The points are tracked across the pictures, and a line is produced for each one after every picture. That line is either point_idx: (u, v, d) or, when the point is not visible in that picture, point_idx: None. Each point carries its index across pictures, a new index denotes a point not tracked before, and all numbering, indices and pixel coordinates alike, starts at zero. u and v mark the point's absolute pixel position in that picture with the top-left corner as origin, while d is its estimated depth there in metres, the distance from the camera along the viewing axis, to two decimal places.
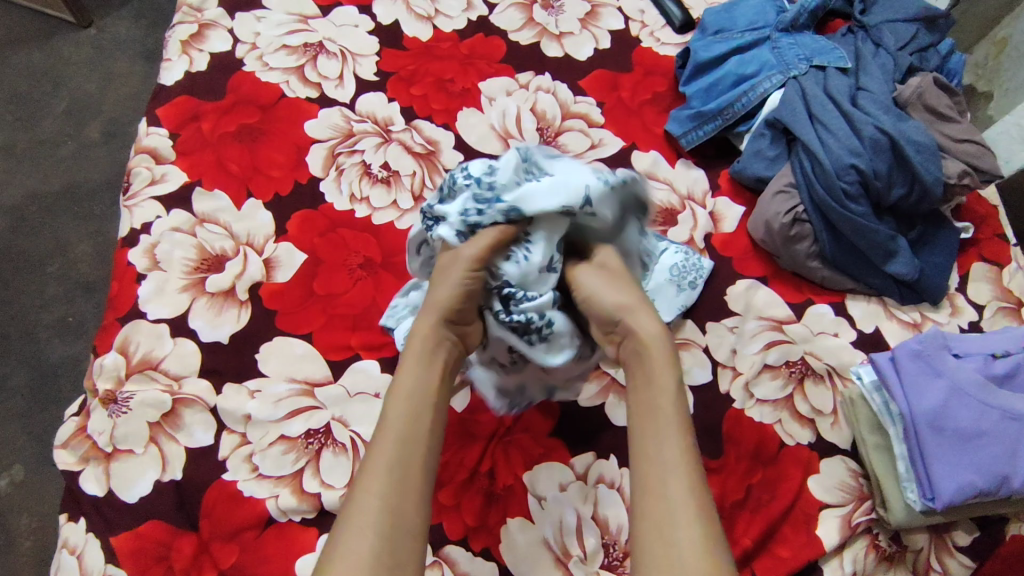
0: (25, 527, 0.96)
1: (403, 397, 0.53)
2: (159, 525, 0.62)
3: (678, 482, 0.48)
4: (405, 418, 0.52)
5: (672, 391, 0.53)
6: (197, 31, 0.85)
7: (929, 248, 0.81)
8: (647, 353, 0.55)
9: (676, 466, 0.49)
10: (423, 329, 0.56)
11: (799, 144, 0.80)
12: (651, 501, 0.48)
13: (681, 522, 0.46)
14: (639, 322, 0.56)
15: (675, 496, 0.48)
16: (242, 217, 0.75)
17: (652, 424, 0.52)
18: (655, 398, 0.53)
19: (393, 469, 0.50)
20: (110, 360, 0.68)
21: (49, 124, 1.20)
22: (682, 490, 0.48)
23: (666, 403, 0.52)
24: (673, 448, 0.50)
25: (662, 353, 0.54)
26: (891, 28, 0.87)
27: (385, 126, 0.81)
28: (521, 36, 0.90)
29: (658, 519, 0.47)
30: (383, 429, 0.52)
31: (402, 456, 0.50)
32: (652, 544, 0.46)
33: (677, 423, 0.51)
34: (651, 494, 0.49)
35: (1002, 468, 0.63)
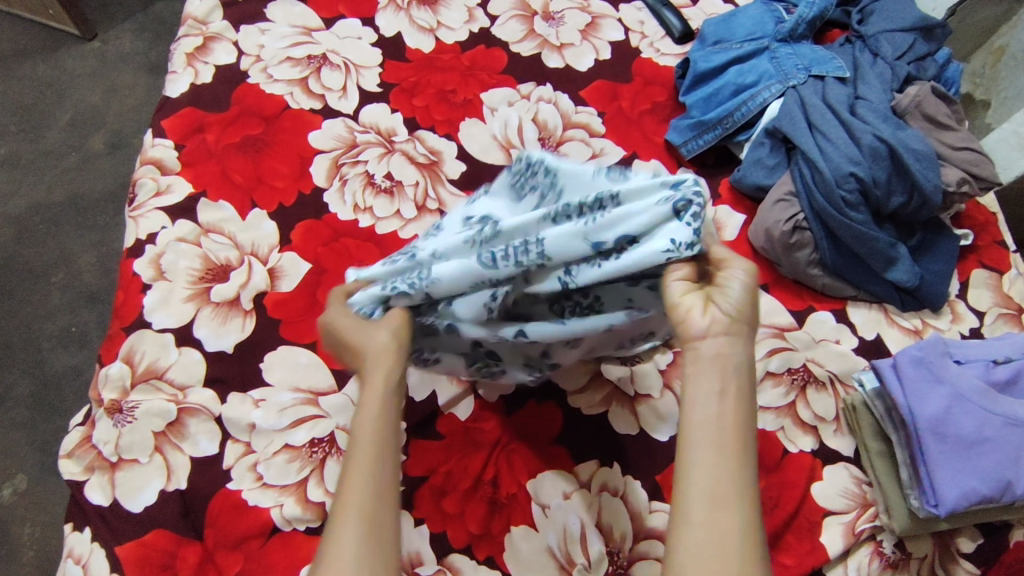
0: (27, 537, 0.96)
1: (370, 410, 0.50)
2: (164, 534, 0.62)
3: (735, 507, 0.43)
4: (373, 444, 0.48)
5: (742, 404, 0.46)
6: (202, 44, 0.86)
7: (929, 255, 0.81)
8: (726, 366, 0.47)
9: (740, 483, 0.44)
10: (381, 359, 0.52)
11: (799, 153, 0.80)
12: (707, 518, 0.43)
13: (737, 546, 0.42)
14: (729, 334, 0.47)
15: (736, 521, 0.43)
16: (247, 227, 0.76)
17: (717, 437, 0.45)
18: (724, 411, 0.45)
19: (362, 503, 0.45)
20: (116, 370, 0.68)
21: (52, 135, 1.21)
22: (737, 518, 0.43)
23: (732, 417, 0.45)
24: (738, 464, 0.44)
25: (738, 359, 0.47)
26: (888, 38, 0.87)
27: (388, 136, 0.82)
28: (522, 47, 0.91)
29: (716, 532, 0.42)
30: (353, 439, 0.49)
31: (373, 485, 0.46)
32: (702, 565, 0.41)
33: (742, 439, 0.45)
34: (712, 511, 0.43)
35: (1004, 474, 0.63)
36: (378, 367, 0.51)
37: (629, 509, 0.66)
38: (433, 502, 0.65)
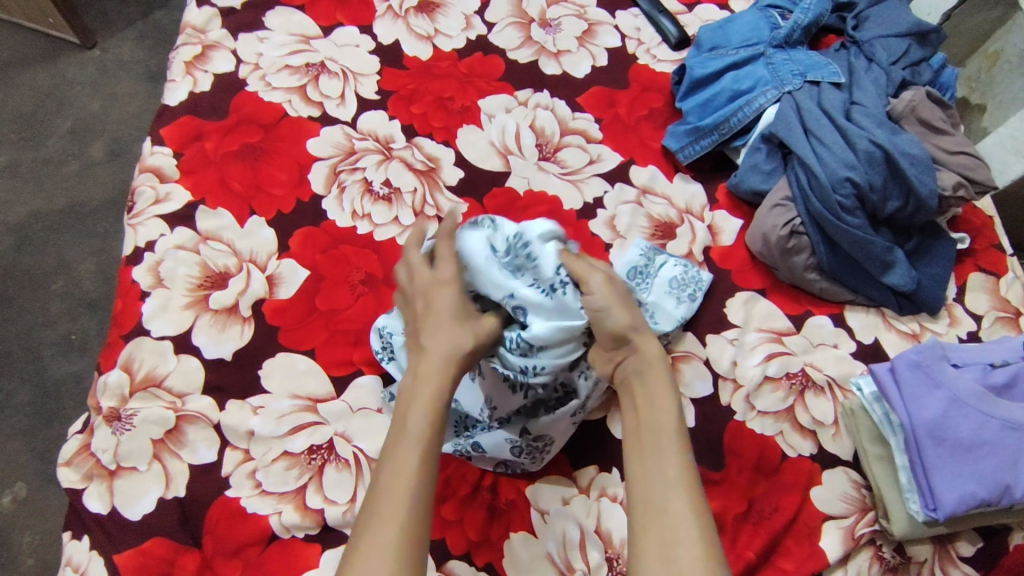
0: (26, 545, 0.95)
1: (422, 410, 0.55)
2: (162, 542, 0.62)
3: (677, 498, 0.51)
4: (412, 472, 0.52)
5: (671, 411, 0.57)
6: (201, 52, 0.86)
7: (926, 259, 0.81)
8: (647, 377, 0.59)
9: (677, 483, 0.52)
10: (429, 387, 0.57)
11: (795, 158, 0.81)
12: (650, 515, 0.51)
13: (682, 536, 0.49)
14: (637, 359, 0.60)
15: (676, 516, 0.50)
16: (246, 234, 0.76)
17: (653, 440, 0.55)
18: (658, 415, 0.57)
19: (393, 526, 0.49)
20: (114, 378, 0.68)
21: (52, 143, 1.22)
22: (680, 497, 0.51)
23: (668, 420, 0.56)
24: (668, 465, 0.53)
25: (655, 378, 0.59)
26: (883, 43, 0.88)
27: (386, 143, 0.83)
28: (519, 54, 0.91)
29: (661, 527, 0.50)
30: (400, 438, 0.54)
31: (401, 510, 0.50)
32: (652, 555, 0.49)
33: (675, 446, 0.55)
34: (650, 508, 0.51)
35: (1003, 477, 0.63)
36: (435, 375, 0.57)
37: None
38: (432, 509, 0.65)
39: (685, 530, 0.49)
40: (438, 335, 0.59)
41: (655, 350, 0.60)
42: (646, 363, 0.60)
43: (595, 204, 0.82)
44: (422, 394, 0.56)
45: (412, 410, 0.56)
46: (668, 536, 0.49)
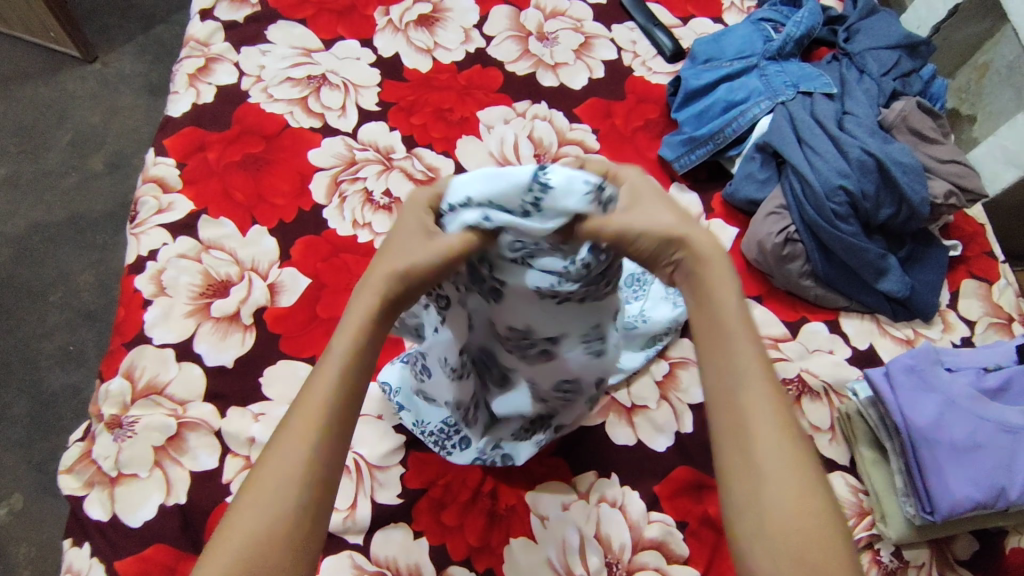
0: (23, 557, 0.95)
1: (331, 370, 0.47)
2: (163, 549, 0.62)
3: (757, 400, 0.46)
4: (313, 425, 0.46)
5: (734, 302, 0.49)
6: (204, 65, 0.87)
7: (919, 266, 0.82)
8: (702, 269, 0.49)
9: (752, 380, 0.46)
10: (363, 302, 0.49)
11: (789, 167, 0.82)
12: (727, 426, 0.46)
13: (762, 437, 0.45)
14: (691, 242, 0.49)
15: (750, 413, 0.45)
16: (247, 243, 0.77)
17: (715, 335, 0.48)
18: (720, 310, 0.49)
19: (285, 480, 0.44)
20: (116, 385, 0.68)
21: (52, 156, 1.23)
22: (756, 397, 0.46)
23: (731, 317, 0.48)
24: (742, 358, 0.47)
25: (718, 266, 0.49)
26: (874, 55, 0.90)
27: (386, 154, 0.84)
28: (517, 67, 0.93)
29: (739, 429, 0.46)
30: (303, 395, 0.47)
31: (293, 475, 0.44)
32: (729, 460, 0.46)
33: (745, 331, 0.48)
34: (727, 412, 0.46)
35: (997, 480, 0.64)
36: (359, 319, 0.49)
37: (628, 520, 0.67)
38: (432, 515, 0.65)
39: (764, 438, 0.45)
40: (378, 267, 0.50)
41: (672, 219, 0.49)
42: (709, 258, 0.49)
43: None
44: (353, 311, 0.49)
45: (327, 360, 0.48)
46: (750, 442, 0.45)
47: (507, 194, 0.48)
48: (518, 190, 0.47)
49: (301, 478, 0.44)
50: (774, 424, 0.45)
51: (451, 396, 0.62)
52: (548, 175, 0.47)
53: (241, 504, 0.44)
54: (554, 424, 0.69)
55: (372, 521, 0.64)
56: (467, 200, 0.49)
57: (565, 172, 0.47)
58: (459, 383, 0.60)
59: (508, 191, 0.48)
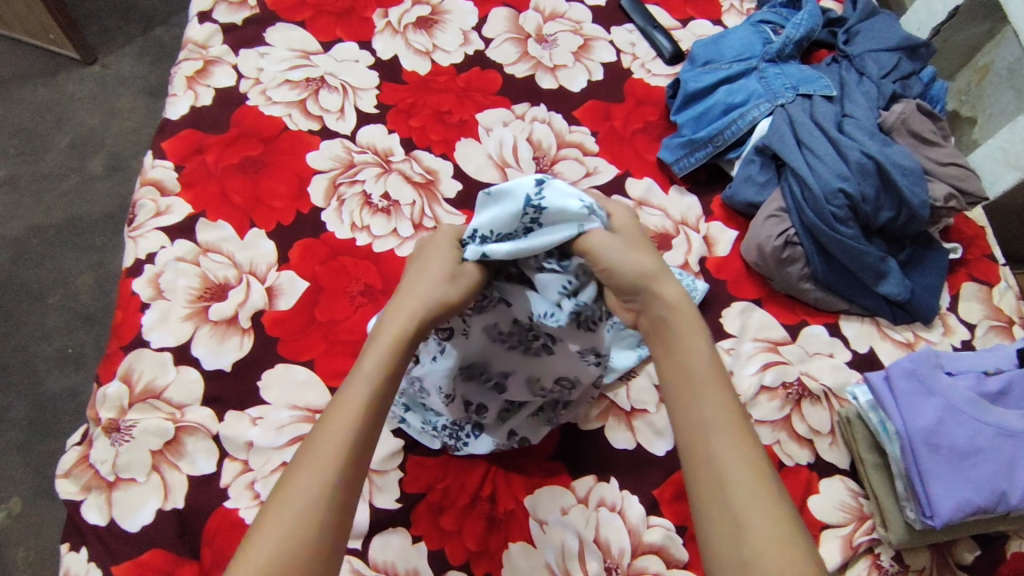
0: (21, 560, 0.95)
1: (360, 390, 0.51)
2: (161, 554, 0.62)
3: (727, 439, 0.49)
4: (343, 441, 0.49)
5: (703, 353, 0.53)
6: (202, 68, 0.87)
7: (919, 269, 0.82)
8: (672, 320, 0.54)
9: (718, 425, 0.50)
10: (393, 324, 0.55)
11: (789, 170, 0.82)
12: (702, 465, 0.49)
13: (736, 477, 0.47)
14: (659, 289, 0.55)
15: (723, 451, 0.49)
16: (246, 246, 0.77)
17: (686, 384, 0.52)
18: (688, 358, 0.53)
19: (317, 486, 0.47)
20: (114, 389, 0.68)
21: (51, 158, 1.22)
22: (727, 442, 0.49)
23: (699, 364, 0.52)
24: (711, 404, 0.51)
25: (687, 317, 0.54)
26: (874, 57, 0.90)
27: (385, 156, 0.84)
28: (516, 69, 0.93)
29: (715, 467, 0.48)
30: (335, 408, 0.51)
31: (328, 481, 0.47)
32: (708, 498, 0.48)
33: (710, 379, 0.52)
34: (700, 455, 0.49)
35: (998, 484, 0.64)
36: (389, 335, 0.54)
37: (627, 524, 0.66)
38: (430, 519, 0.65)
39: (739, 478, 0.47)
40: (414, 286, 0.56)
41: (650, 265, 0.56)
42: (681, 308, 0.55)
43: None
44: (386, 332, 0.54)
45: (359, 373, 0.53)
46: (727, 481, 0.47)
47: (511, 219, 0.57)
48: (524, 211, 0.56)
49: (335, 486, 0.48)
50: (748, 462, 0.48)
51: (448, 414, 0.65)
52: (542, 196, 0.56)
53: (276, 509, 0.46)
54: (567, 409, 0.70)
55: (369, 525, 0.64)
56: (481, 229, 0.58)
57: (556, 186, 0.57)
58: (450, 405, 0.64)
59: (512, 215, 0.56)
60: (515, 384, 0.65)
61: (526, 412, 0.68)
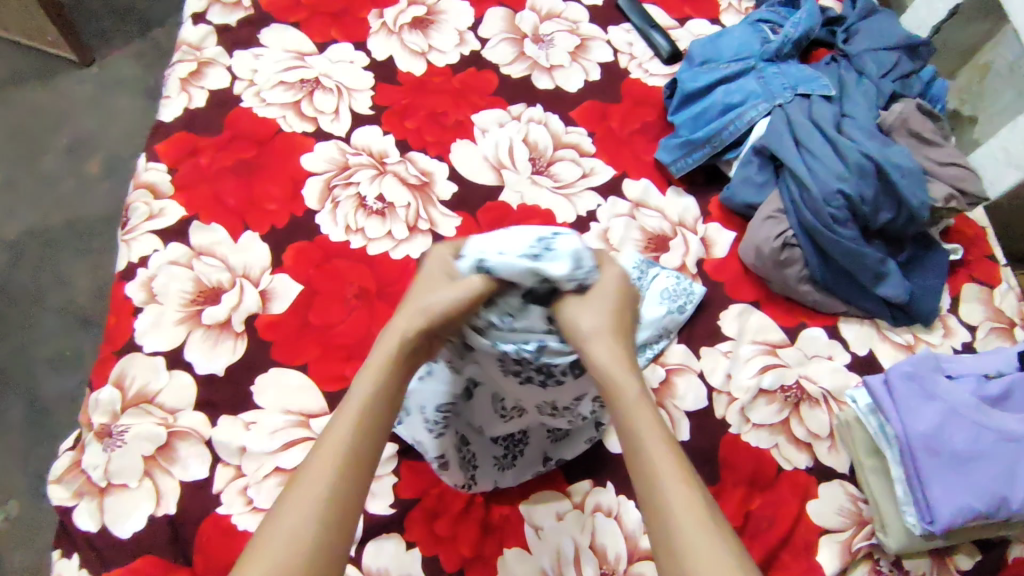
0: (19, 564, 0.95)
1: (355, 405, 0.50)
2: (152, 560, 0.62)
3: (681, 506, 0.46)
4: (338, 454, 0.48)
5: (643, 403, 0.50)
6: (196, 69, 0.87)
7: (919, 270, 0.81)
8: (609, 373, 0.51)
9: (671, 480, 0.47)
10: (400, 323, 0.53)
11: (787, 170, 0.81)
12: (661, 533, 0.46)
13: (694, 545, 0.44)
14: (594, 349, 0.52)
15: (679, 517, 0.45)
16: (239, 249, 0.76)
17: (632, 442, 0.49)
18: (630, 417, 0.50)
19: (302, 517, 0.45)
20: (106, 395, 0.67)
21: (49, 160, 1.22)
22: (679, 496, 0.46)
23: (643, 419, 0.49)
24: (660, 459, 0.48)
25: (623, 371, 0.51)
26: (873, 56, 0.89)
27: (379, 158, 0.83)
28: (513, 69, 0.92)
29: (671, 535, 0.45)
30: (343, 409, 0.50)
31: (305, 523, 0.45)
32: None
33: (656, 431, 0.49)
34: (656, 517, 0.46)
35: (999, 490, 0.63)
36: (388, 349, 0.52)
37: (623, 529, 0.66)
38: (425, 525, 0.64)
39: (696, 545, 0.44)
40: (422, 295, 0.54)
41: (597, 322, 0.52)
42: (615, 368, 0.51)
43: (588, 218, 0.82)
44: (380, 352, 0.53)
45: (350, 399, 0.50)
46: (688, 556, 0.44)
47: (516, 248, 0.53)
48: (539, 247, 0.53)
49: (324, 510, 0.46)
50: (701, 524, 0.45)
51: (436, 449, 0.62)
52: (553, 242, 0.53)
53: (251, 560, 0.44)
54: (553, 458, 0.68)
55: (364, 531, 0.63)
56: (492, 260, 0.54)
57: (572, 235, 0.54)
58: (439, 436, 0.62)
59: (517, 246, 0.53)
60: (480, 398, 0.63)
61: (491, 465, 0.66)
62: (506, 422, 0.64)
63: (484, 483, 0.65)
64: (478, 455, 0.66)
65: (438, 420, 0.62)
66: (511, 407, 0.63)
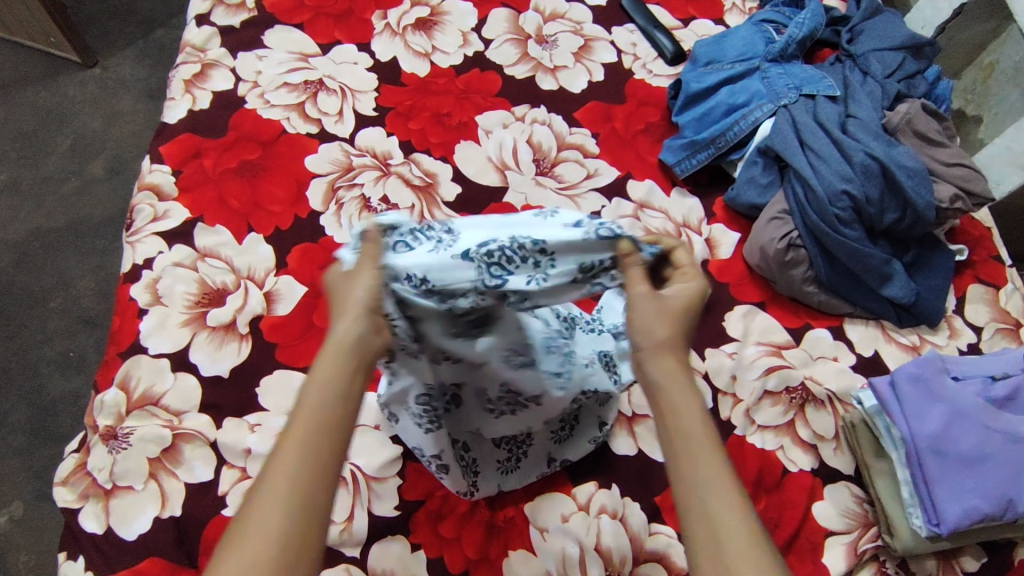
0: (23, 565, 0.95)
1: (310, 404, 0.43)
2: (158, 562, 0.61)
3: (734, 527, 0.40)
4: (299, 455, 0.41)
5: (698, 415, 0.44)
6: (200, 71, 0.87)
7: (925, 271, 0.81)
8: (665, 384, 0.45)
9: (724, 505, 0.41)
10: (340, 327, 0.46)
11: (792, 171, 0.81)
12: (709, 562, 0.40)
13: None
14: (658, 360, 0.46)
15: (732, 546, 0.40)
16: (243, 251, 0.76)
17: (685, 457, 0.43)
18: (685, 428, 0.44)
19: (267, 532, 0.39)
20: (111, 397, 0.67)
21: (52, 161, 1.22)
22: (732, 524, 0.40)
23: (700, 434, 0.43)
24: (716, 480, 0.42)
25: (682, 383, 0.45)
26: (878, 56, 0.89)
27: (384, 159, 0.83)
28: (516, 70, 0.92)
29: (722, 565, 0.39)
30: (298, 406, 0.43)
31: (272, 532, 0.39)
32: (706, 570, 0.40)
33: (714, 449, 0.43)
34: (704, 543, 0.40)
35: (1005, 491, 0.63)
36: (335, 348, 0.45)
37: (629, 531, 0.66)
38: (429, 527, 0.64)
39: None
40: (350, 293, 0.47)
41: (663, 333, 0.47)
42: (675, 380, 0.46)
43: (593, 219, 0.82)
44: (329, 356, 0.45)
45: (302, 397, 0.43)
46: None
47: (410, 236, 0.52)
48: (450, 240, 0.50)
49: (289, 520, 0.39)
50: (757, 558, 0.39)
51: (432, 447, 0.61)
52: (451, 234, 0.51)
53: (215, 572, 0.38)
54: (558, 459, 0.68)
55: (369, 533, 0.63)
56: (416, 270, 0.49)
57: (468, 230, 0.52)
58: (434, 435, 0.60)
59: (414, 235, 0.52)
60: (467, 399, 0.61)
61: (493, 469, 0.66)
62: (498, 417, 0.63)
63: (487, 487, 0.65)
64: (479, 460, 0.66)
65: (425, 418, 0.59)
66: (496, 398, 0.61)
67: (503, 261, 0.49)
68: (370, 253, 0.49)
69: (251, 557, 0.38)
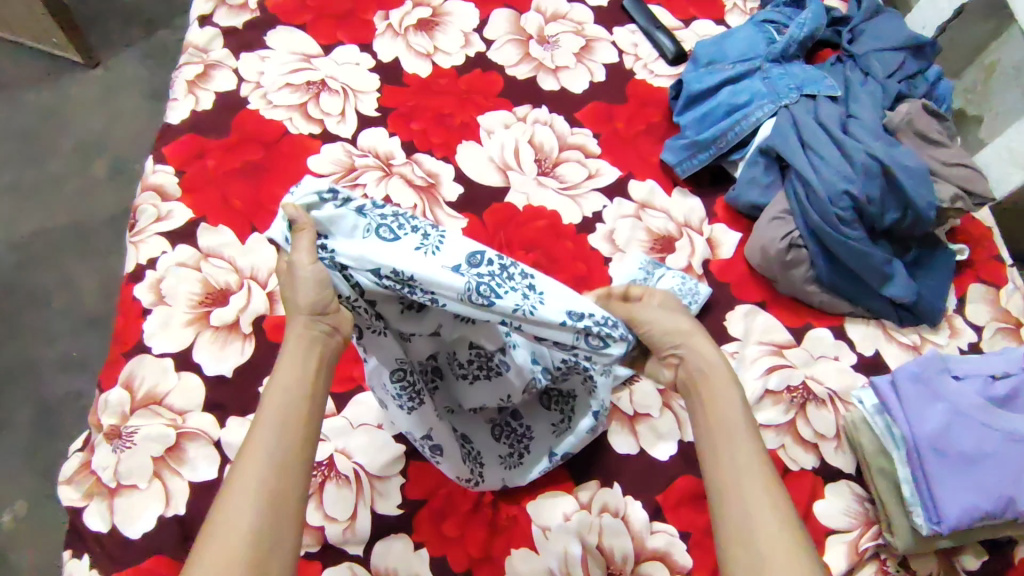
0: (27, 564, 0.95)
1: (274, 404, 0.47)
2: (163, 560, 0.62)
3: (756, 487, 0.48)
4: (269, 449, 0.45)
5: (734, 399, 0.53)
6: (203, 71, 0.87)
7: (926, 270, 0.81)
8: (710, 373, 0.55)
9: (751, 470, 0.49)
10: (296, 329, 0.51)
11: (794, 172, 0.81)
12: (730, 513, 0.48)
13: (765, 527, 0.46)
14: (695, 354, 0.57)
15: (754, 502, 0.47)
16: (247, 251, 0.77)
17: (721, 430, 0.52)
18: (722, 407, 0.53)
19: (239, 521, 0.42)
20: (116, 396, 0.68)
21: (55, 161, 1.23)
22: (754, 486, 0.48)
23: (733, 412, 0.53)
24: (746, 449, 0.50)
25: (721, 372, 0.55)
26: (878, 56, 0.89)
27: (386, 160, 0.83)
28: (517, 70, 0.92)
29: (742, 515, 0.47)
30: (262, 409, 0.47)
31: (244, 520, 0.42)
32: (729, 533, 0.47)
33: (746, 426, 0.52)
34: (729, 497, 0.48)
35: (1006, 490, 0.63)
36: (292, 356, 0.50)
37: (630, 529, 0.66)
38: (432, 526, 0.65)
39: (767, 527, 0.46)
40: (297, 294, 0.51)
41: (684, 325, 0.59)
42: (719, 370, 0.56)
43: (594, 218, 0.82)
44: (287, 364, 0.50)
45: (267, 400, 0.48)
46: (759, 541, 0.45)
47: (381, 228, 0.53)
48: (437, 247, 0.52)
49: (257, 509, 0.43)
50: (773, 511, 0.47)
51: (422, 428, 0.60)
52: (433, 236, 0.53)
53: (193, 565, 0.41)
54: (557, 453, 0.66)
55: (371, 531, 0.64)
56: (384, 263, 0.51)
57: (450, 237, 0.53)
58: (417, 415, 0.60)
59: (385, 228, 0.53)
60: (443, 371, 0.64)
61: (496, 463, 0.66)
62: (472, 384, 0.63)
63: (491, 480, 0.65)
64: (484, 454, 0.66)
65: (405, 396, 0.59)
66: (467, 361, 0.61)
67: (487, 287, 0.50)
68: (304, 244, 0.50)
69: (221, 547, 0.41)
